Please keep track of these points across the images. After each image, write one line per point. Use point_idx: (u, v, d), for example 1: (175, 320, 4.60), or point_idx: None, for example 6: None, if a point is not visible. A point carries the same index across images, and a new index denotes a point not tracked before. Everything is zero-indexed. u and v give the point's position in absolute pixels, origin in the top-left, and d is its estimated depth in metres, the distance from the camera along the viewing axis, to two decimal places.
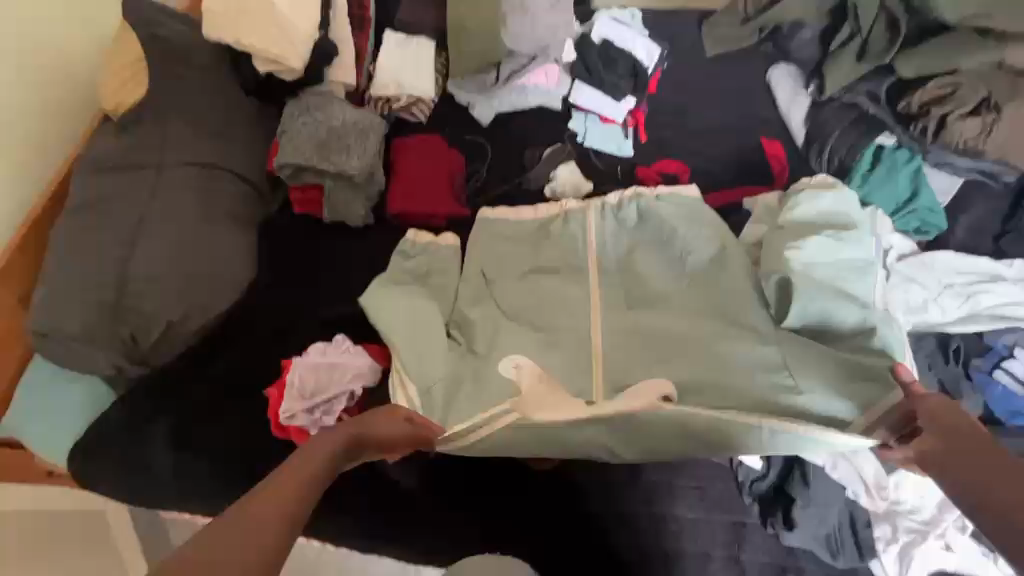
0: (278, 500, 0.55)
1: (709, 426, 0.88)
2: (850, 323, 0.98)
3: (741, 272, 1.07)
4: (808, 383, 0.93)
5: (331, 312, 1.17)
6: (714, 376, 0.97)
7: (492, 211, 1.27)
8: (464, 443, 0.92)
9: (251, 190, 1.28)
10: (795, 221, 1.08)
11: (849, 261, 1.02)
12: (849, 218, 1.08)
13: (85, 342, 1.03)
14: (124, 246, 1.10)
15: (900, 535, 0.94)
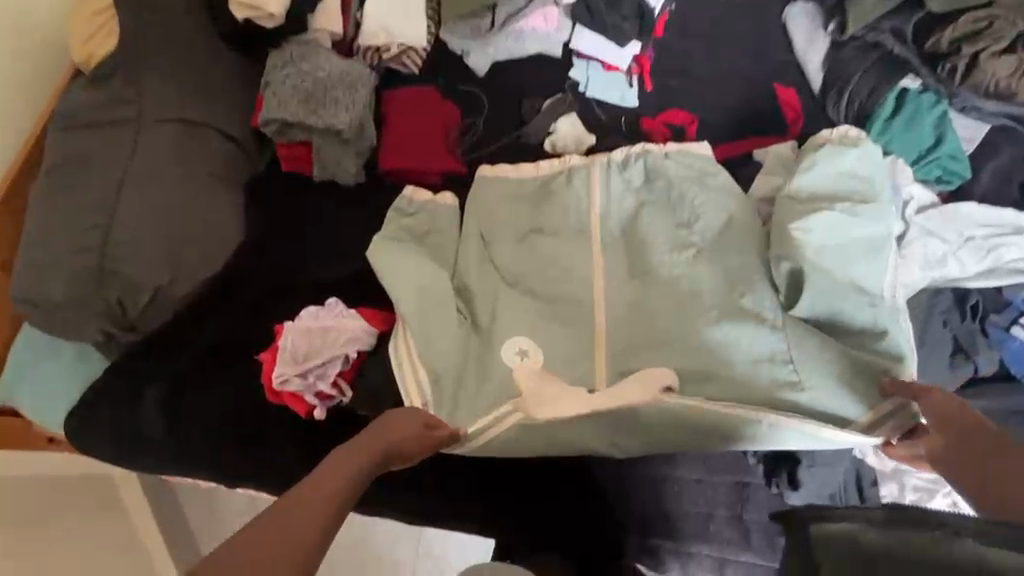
0: (316, 503, 0.70)
1: (708, 418, 0.90)
2: (861, 320, 0.94)
3: (749, 238, 1.03)
4: (812, 378, 0.92)
5: (325, 274, 1.14)
6: (715, 367, 0.94)
7: (491, 169, 1.20)
8: (477, 445, 0.93)
9: (236, 149, 1.22)
10: (808, 188, 1.02)
11: (864, 238, 0.97)
12: (867, 190, 1.01)
13: (71, 308, 1.00)
14: (104, 209, 1.05)
15: (907, 493, 0.94)
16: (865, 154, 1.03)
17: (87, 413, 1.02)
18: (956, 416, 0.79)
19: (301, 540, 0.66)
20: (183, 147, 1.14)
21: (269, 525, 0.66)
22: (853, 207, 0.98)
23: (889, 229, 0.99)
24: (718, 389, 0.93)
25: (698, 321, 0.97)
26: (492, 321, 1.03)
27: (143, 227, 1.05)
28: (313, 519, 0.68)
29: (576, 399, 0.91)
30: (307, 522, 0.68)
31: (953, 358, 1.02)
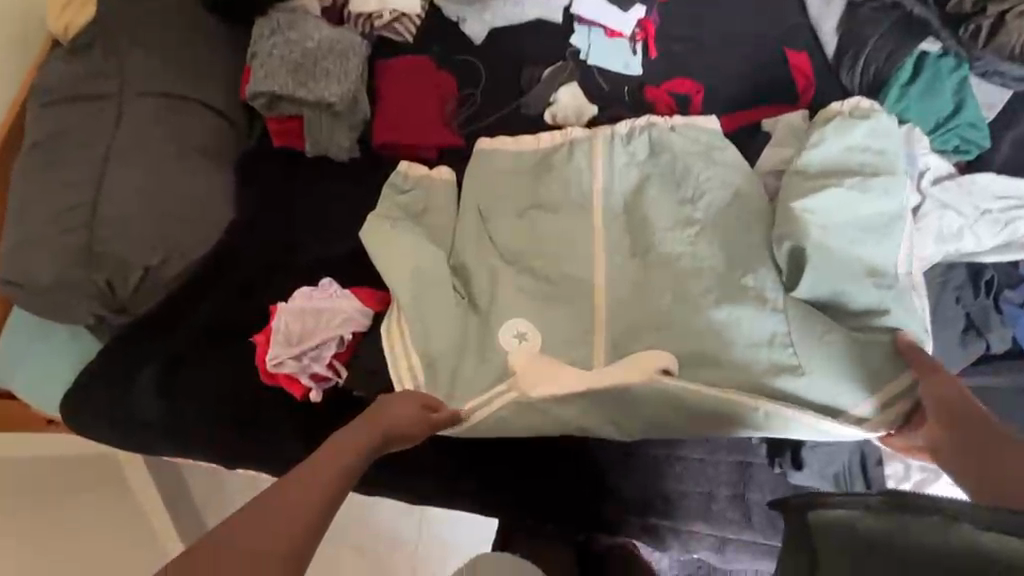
0: (313, 483, 0.66)
1: (705, 404, 0.89)
2: (862, 303, 0.90)
3: (757, 214, 1.00)
4: (812, 361, 0.89)
5: (319, 254, 1.11)
6: (715, 350, 0.92)
7: (489, 141, 1.15)
8: (469, 425, 0.93)
9: (224, 123, 1.17)
10: (817, 162, 0.97)
11: (874, 216, 0.93)
12: (878, 167, 0.97)
13: (59, 289, 0.98)
14: (89, 187, 1.02)
15: (911, 474, 0.94)
16: (877, 128, 0.98)
17: (81, 395, 1.01)
18: (957, 403, 0.77)
19: (303, 530, 0.60)
20: (168, 122, 1.10)
21: (267, 512, 0.60)
22: (863, 182, 0.94)
23: (902, 207, 0.94)
24: (720, 372, 0.91)
25: (701, 300, 0.94)
26: (490, 301, 1.00)
27: (129, 205, 1.02)
28: (311, 499, 0.64)
29: (576, 376, 0.92)
30: (307, 510, 0.62)
31: (965, 335, 0.99)
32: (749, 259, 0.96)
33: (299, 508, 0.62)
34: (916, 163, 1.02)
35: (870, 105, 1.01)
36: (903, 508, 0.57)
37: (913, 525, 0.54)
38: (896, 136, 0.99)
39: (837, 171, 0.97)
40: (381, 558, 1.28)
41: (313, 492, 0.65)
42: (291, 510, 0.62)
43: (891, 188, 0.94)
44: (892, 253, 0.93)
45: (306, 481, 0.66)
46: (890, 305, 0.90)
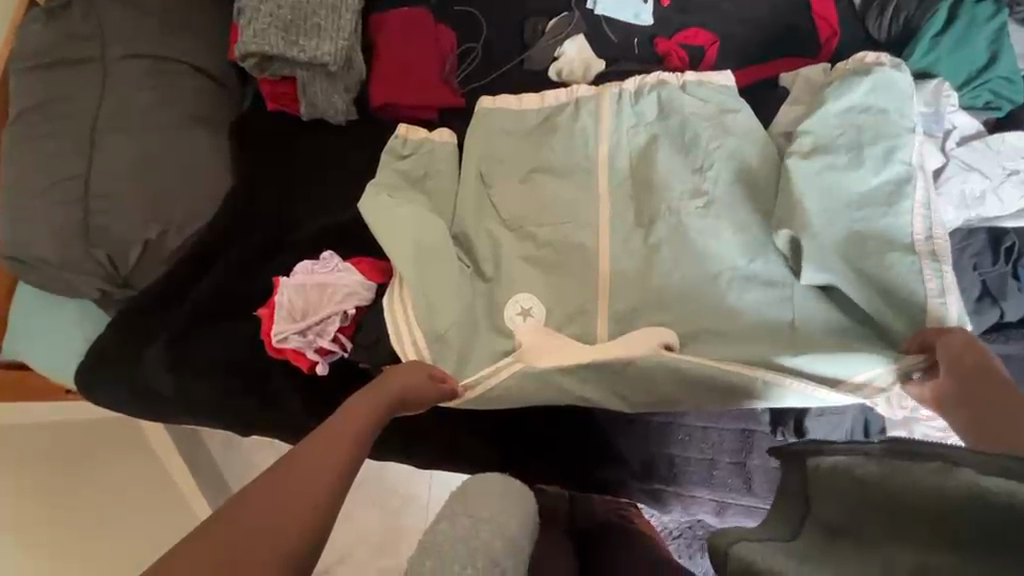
0: (328, 455, 0.64)
1: (696, 377, 0.89)
2: (864, 276, 0.87)
3: (764, 186, 0.96)
4: (813, 342, 0.88)
5: (320, 225, 1.10)
6: (727, 322, 0.91)
7: (492, 100, 1.11)
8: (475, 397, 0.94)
9: (216, 87, 1.13)
10: (814, 133, 0.93)
11: (875, 188, 0.89)
12: (883, 128, 0.91)
13: (58, 267, 0.97)
14: (79, 159, 1.00)
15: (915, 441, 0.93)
16: (877, 85, 0.93)
17: (93, 369, 1.02)
18: (973, 360, 0.73)
19: (317, 501, 0.58)
20: (156, 87, 1.06)
21: (281, 481, 0.58)
22: (857, 156, 0.90)
23: (905, 162, 0.89)
24: (720, 342, 0.91)
25: (701, 270, 0.94)
26: (495, 271, 1.00)
27: (123, 176, 1.00)
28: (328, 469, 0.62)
29: (575, 345, 0.93)
30: (318, 483, 0.59)
31: (979, 304, 0.96)
32: (752, 226, 0.94)
33: (310, 481, 0.59)
34: (942, 121, 0.97)
35: (877, 57, 0.95)
36: (898, 454, 0.52)
37: (911, 467, 0.49)
38: (907, 90, 0.93)
39: (835, 139, 0.92)
40: (391, 518, 1.33)
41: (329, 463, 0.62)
42: (303, 482, 0.59)
43: (889, 152, 0.90)
44: (901, 223, 0.87)
45: (315, 455, 0.63)
46: (898, 270, 0.85)
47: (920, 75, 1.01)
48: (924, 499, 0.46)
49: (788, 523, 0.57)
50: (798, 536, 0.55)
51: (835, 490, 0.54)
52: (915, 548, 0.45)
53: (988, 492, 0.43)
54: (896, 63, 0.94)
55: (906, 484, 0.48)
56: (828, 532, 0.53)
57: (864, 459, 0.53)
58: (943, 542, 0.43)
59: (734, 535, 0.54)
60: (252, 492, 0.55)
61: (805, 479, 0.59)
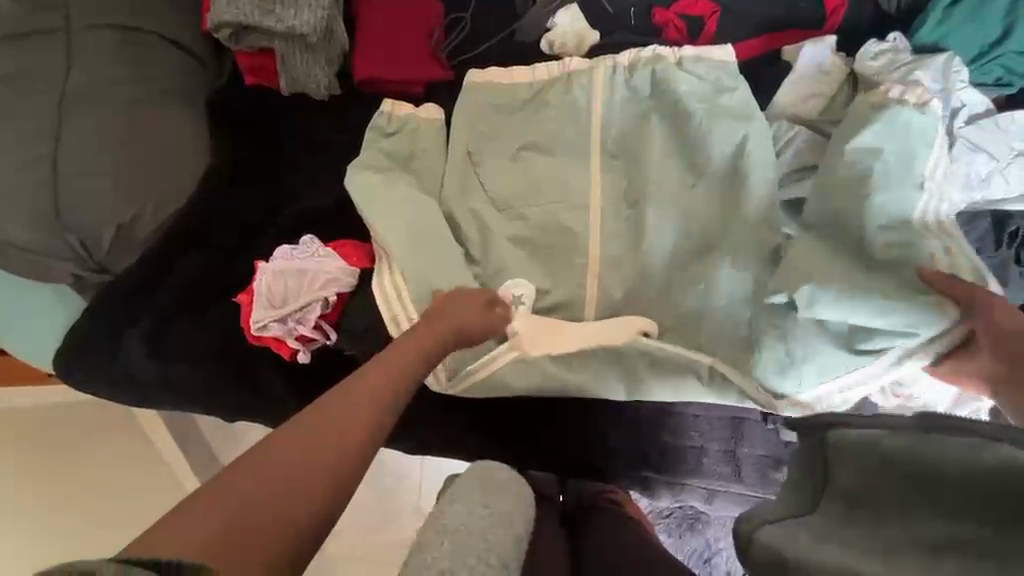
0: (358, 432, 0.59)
1: (668, 365, 0.89)
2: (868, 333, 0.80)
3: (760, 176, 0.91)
4: (773, 351, 0.84)
5: (304, 206, 1.07)
6: (707, 306, 0.90)
7: (480, 74, 1.05)
8: (463, 387, 0.91)
9: (190, 59, 1.08)
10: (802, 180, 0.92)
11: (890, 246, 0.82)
12: (892, 178, 0.85)
13: (32, 251, 0.94)
14: (47, 140, 0.95)
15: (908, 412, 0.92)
16: (898, 126, 0.87)
17: (71, 357, 0.99)
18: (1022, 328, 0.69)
19: (337, 476, 0.56)
20: (124, 60, 1.01)
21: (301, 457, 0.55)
22: (864, 210, 0.85)
23: (914, 228, 0.83)
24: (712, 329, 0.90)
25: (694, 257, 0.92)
26: (482, 257, 0.97)
27: (93, 158, 0.96)
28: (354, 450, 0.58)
29: (580, 337, 0.91)
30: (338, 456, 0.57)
31: None
32: (745, 265, 0.90)
33: (330, 453, 0.56)
34: (950, 100, 0.92)
35: (883, 48, 0.97)
36: (939, 431, 0.49)
37: (941, 444, 0.48)
38: (925, 138, 0.86)
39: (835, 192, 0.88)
40: (383, 499, 1.33)
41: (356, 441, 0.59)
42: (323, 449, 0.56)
43: (891, 214, 0.84)
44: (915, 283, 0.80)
45: (341, 416, 0.59)
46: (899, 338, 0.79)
47: (930, 50, 0.97)
48: (950, 473, 0.46)
49: (801, 483, 0.55)
50: (817, 508, 0.52)
51: (856, 462, 0.51)
52: (936, 517, 0.45)
53: (1014, 469, 0.44)
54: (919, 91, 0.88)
55: (940, 457, 0.47)
56: (836, 497, 0.51)
57: (881, 432, 0.51)
58: (969, 515, 0.44)
59: (770, 514, 0.53)
60: (273, 454, 0.54)
61: (818, 450, 0.55)
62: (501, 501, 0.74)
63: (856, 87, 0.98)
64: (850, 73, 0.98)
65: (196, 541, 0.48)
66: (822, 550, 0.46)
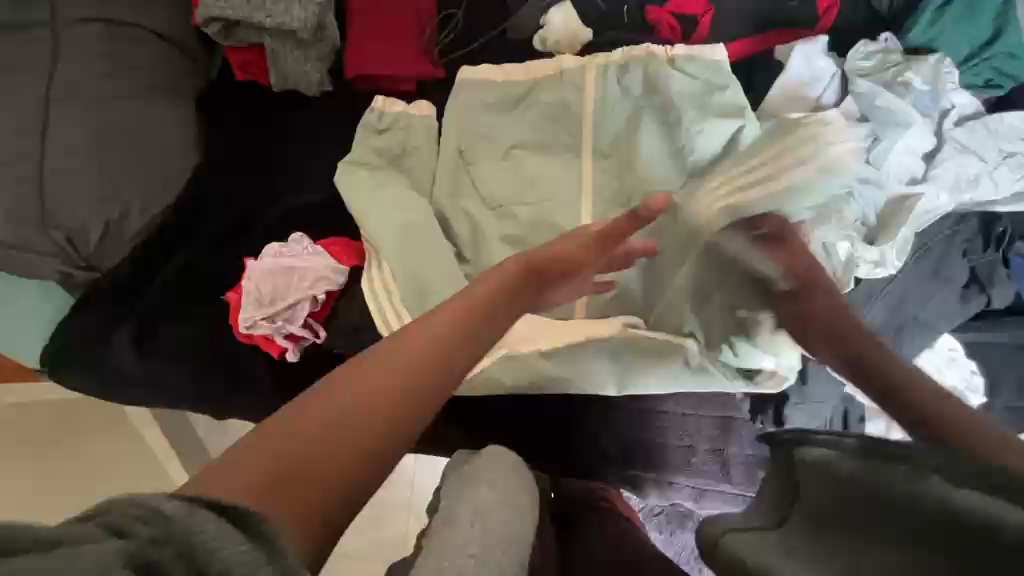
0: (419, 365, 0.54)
1: (649, 362, 0.89)
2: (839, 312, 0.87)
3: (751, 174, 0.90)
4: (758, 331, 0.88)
5: (293, 203, 1.06)
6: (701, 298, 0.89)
7: (473, 71, 1.05)
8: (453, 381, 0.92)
9: (179, 55, 1.07)
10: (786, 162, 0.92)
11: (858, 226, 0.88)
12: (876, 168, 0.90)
13: (16, 247, 0.93)
14: (30, 136, 0.94)
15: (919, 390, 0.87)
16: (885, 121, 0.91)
17: (59, 354, 0.99)
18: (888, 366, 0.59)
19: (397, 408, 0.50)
20: (112, 55, 1.00)
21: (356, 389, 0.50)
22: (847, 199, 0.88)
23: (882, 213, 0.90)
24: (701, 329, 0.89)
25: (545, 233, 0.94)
26: (474, 259, 0.97)
27: (79, 154, 0.94)
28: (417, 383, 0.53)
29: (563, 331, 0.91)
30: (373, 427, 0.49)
31: (966, 291, 0.93)
32: None
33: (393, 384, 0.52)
34: (940, 100, 0.93)
35: (874, 49, 0.97)
36: (876, 451, 0.41)
37: (886, 473, 0.40)
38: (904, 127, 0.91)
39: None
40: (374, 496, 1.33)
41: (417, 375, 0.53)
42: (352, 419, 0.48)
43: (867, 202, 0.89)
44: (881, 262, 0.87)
45: (371, 380, 0.51)
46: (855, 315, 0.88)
47: (920, 51, 0.97)
48: (903, 508, 0.38)
49: (773, 500, 0.49)
50: (783, 524, 0.46)
51: (821, 486, 0.44)
52: (888, 544, 0.38)
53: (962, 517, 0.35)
54: (899, 100, 0.91)
55: (891, 488, 0.39)
56: (807, 512, 0.45)
57: (832, 451, 0.44)
58: (934, 548, 0.36)
59: (733, 524, 0.49)
60: (295, 425, 0.47)
61: (783, 462, 0.50)
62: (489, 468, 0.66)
63: (846, 86, 0.97)
64: (842, 72, 0.97)
65: (250, 477, 0.43)
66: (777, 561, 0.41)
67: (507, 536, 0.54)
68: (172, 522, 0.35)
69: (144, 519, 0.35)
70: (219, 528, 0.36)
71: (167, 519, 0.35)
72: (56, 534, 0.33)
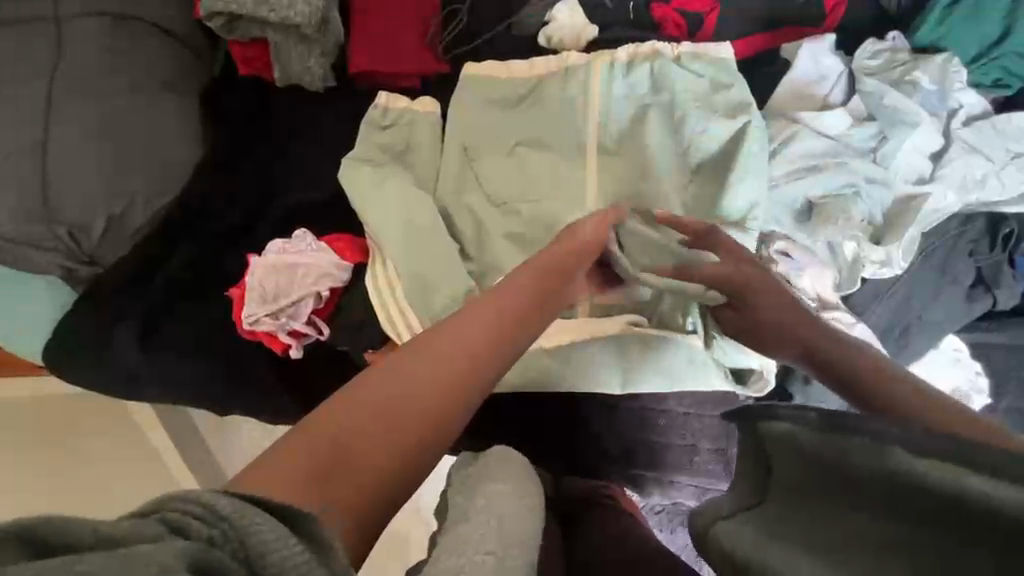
0: (455, 366, 0.56)
1: (652, 362, 0.90)
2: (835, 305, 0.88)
3: (758, 172, 0.90)
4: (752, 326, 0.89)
5: (296, 198, 1.06)
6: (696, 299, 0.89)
7: (477, 67, 1.05)
8: None
9: (183, 49, 1.07)
10: (790, 162, 0.92)
11: (862, 223, 0.88)
12: (878, 167, 0.90)
13: (20, 240, 0.94)
14: (34, 130, 0.94)
15: None
16: (892, 122, 0.91)
17: (63, 348, 0.99)
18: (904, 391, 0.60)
19: (431, 410, 0.53)
20: (117, 50, 1.00)
21: (394, 390, 0.53)
22: (846, 196, 0.89)
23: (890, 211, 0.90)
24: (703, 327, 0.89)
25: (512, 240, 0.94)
26: (478, 258, 0.97)
27: (82, 148, 0.95)
28: (452, 383, 0.55)
29: (566, 330, 0.91)
30: (409, 434, 0.52)
31: (972, 291, 0.93)
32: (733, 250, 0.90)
33: (429, 386, 0.54)
34: (947, 99, 0.93)
35: (881, 48, 0.96)
36: (833, 425, 0.40)
37: (854, 452, 0.39)
38: (910, 127, 0.90)
39: (811, 202, 0.91)
40: None
41: (452, 375, 0.55)
42: (390, 425, 0.51)
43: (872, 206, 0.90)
44: (883, 259, 0.87)
45: (407, 388, 0.53)
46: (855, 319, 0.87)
47: (926, 51, 0.97)
48: (866, 480, 0.39)
49: (741, 469, 0.46)
50: (766, 498, 0.44)
51: (784, 459, 0.43)
52: (862, 516, 0.39)
53: (924, 485, 0.37)
54: (907, 99, 0.91)
55: (850, 464, 0.40)
56: (782, 490, 0.43)
57: (801, 427, 0.42)
58: (896, 514, 0.38)
59: (727, 510, 0.45)
60: (330, 434, 0.49)
61: (748, 436, 0.46)
62: (496, 469, 0.64)
63: (853, 86, 0.97)
64: (849, 71, 0.97)
65: (297, 473, 0.47)
66: (767, 550, 0.40)
67: (525, 532, 0.54)
68: (229, 524, 0.37)
69: (200, 516, 0.37)
70: (278, 531, 0.38)
71: (223, 519, 0.37)
72: (113, 530, 0.35)
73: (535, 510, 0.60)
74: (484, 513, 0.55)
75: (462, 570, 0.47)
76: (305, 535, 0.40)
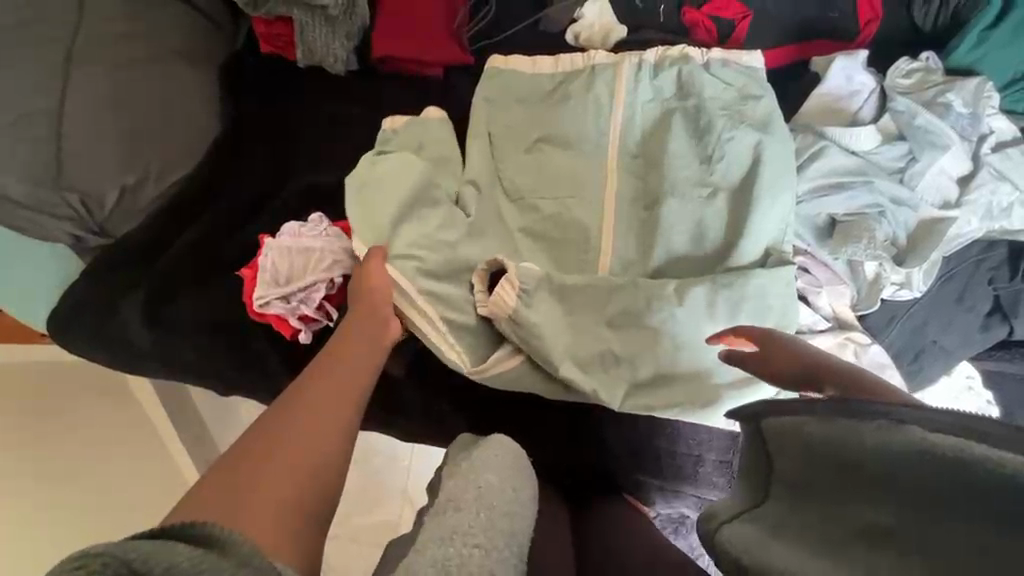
0: (364, 353, 0.76)
1: (679, 369, 0.85)
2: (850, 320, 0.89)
3: (779, 184, 0.89)
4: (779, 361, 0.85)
5: (309, 181, 1.05)
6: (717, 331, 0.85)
7: (502, 61, 1.03)
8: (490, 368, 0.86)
9: (208, 24, 1.10)
10: (818, 174, 0.91)
11: (883, 241, 0.87)
12: (902, 188, 0.89)
13: (29, 208, 0.88)
14: (46, 95, 0.90)
15: None
16: (921, 143, 0.90)
17: (63, 316, 0.96)
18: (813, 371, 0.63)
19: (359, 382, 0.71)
20: (137, 20, 0.99)
21: (331, 371, 0.70)
22: (862, 214, 0.88)
23: (915, 229, 0.89)
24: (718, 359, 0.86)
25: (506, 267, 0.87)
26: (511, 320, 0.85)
27: (101, 120, 0.93)
28: (365, 360, 0.75)
29: (589, 346, 0.87)
30: (354, 409, 0.67)
31: (988, 319, 0.92)
32: (757, 258, 0.89)
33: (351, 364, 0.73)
34: (979, 124, 0.92)
35: (910, 67, 0.96)
36: (846, 411, 0.42)
37: (867, 431, 0.40)
38: (938, 149, 0.89)
39: (835, 219, 0.90)
40: (378, 488, 1.28)
41: (364, 358, 0.75)
42: (336, 398, 0.67)
43: (897, 230, 0.89)
44: (896, 278, 0.87)
45: (350, 369, 0.72)
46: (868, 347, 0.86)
47: (961, 73, 0.96)
48: (873, 466, 0.40)
49: (752, 480, 0.50)
50: (764, 502, 0.47)
51: (783, 453, 0.47)
52: (867, 507, 0.40)
53: (940, 458, 0.36)
54: (937, 119, 0.90)
55: (857, 444, 0.40)
56: (784, 494, 0.46)
57: (810, 417, 0.44)
58: (901, 504, 0.38)
59: (726, 516, 0.48)
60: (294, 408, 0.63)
61: (757, 445, 0.50)
62: (492, 453, 0.60)
63: (885, 103, 0.95)
64: (882, 89, 0.95)
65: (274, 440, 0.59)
66: (769, 552, 0.42)
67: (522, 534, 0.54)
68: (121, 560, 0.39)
69: (90, 563, 0.38)
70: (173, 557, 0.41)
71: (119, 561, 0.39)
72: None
73: (529, 506, 0.58)
74: (474, 502, 0.54)
75: (449, 564, 0.47)
76: (220, 550, 0.44)
